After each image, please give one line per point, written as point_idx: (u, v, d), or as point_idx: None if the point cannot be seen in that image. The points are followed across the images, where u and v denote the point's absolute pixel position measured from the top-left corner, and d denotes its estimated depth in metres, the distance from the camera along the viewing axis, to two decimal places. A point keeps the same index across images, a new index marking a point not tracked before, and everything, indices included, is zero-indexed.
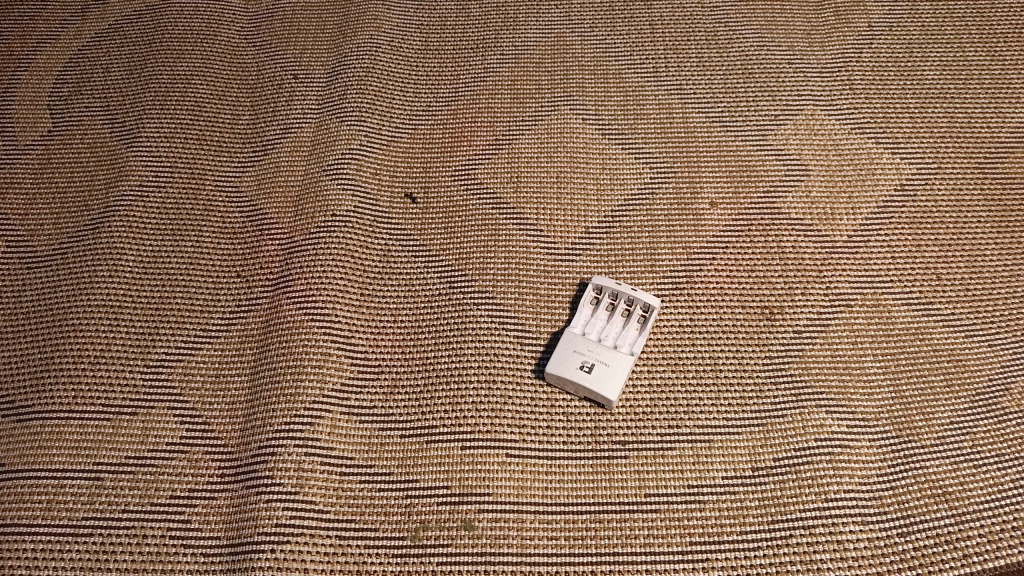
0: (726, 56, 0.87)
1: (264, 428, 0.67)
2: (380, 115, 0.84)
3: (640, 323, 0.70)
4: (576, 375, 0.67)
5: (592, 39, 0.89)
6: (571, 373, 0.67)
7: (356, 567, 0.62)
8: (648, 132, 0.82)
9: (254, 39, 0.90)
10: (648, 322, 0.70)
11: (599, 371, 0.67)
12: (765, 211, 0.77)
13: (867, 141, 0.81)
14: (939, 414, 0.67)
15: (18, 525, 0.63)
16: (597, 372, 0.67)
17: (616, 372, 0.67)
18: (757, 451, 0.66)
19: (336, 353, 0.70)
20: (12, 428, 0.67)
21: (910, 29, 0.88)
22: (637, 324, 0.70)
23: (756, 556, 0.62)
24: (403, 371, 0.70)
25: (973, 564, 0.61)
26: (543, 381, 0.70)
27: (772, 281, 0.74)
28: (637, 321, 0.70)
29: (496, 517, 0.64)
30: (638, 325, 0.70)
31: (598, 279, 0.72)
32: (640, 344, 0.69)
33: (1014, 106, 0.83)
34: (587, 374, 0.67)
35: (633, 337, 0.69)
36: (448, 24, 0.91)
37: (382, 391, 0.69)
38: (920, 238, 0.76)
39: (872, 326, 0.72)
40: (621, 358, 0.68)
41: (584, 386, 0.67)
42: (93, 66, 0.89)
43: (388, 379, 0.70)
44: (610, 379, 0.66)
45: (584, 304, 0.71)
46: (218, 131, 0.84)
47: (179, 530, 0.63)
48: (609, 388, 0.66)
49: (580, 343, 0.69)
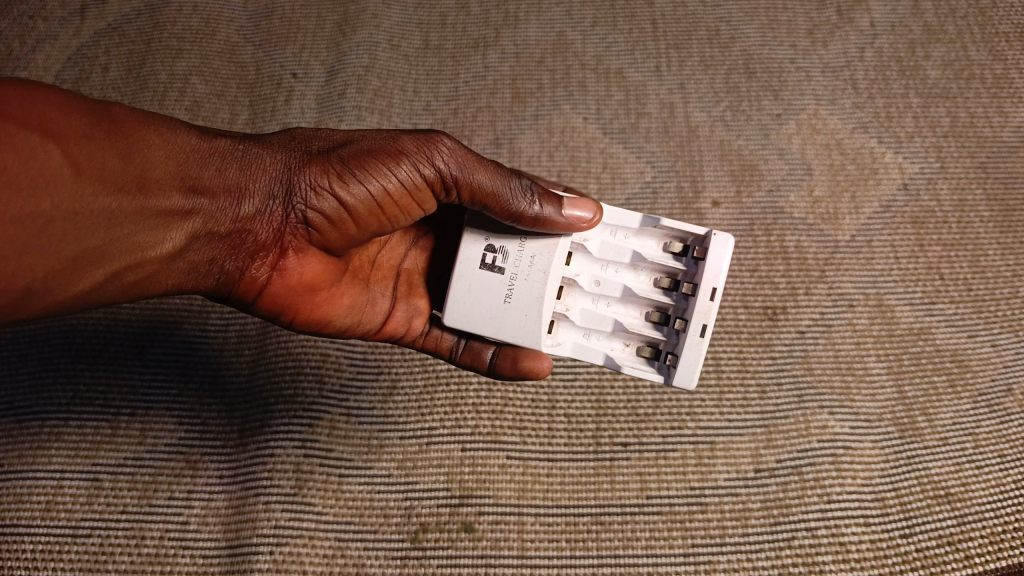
0: (728, 54, 0.86)
1: (263, 427, 0.67)
2: (379, 114, 0.84)
3: (695, 258, 0.55)
4: (497, 295, 0.55)
5: (593, 38, 0.87)
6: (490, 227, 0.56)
7: (355, 568, 0.62)
8: (649, 132, 0.82)
9: (253, 38, 0.89)
10: (695, 338, 0.52)
11: (512, 312, 0.55)
12: (767, 211, 0.77)
13: (870, 141, 0.81)
14: (943, 414, 0.67)
15: (16, 526, 0.63)
16: (507, 299, 0.55)
17: (519, 317, 0.54)
18: (759, 453, 0.65)
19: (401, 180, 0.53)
20: (11, 428, 0.67)
21: (913, 28, 0.87)
22: (664, 244, 0.56)
23: (759, 559, 0.61)
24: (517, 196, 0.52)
25: (974, 565, 0.61)
26: (484, 274, 0.55)
27: (774, 281, 0.73)
28: (698, 228, 0.55)
29: (496, 519, 0.63)
30: (675, 249, 0.56)
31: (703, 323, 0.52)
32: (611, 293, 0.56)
33: (1016, 106, 0.82)
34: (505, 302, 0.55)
35: (627, 298, 0.55)
36: (448, 22, 0.89)
37: (388, 157, 0.52)
38: (923, 237, 0.75)
39: (874, 326, 0.71)
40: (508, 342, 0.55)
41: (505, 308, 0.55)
42: (92, 63, 0.88)
43: (419, 152, 0.53)
44: (513, 321, 0.54)
45: (662, 298, 0.55)
46: (218, 131, 0.84)
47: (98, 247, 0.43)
48: (506, 326, 0.55)
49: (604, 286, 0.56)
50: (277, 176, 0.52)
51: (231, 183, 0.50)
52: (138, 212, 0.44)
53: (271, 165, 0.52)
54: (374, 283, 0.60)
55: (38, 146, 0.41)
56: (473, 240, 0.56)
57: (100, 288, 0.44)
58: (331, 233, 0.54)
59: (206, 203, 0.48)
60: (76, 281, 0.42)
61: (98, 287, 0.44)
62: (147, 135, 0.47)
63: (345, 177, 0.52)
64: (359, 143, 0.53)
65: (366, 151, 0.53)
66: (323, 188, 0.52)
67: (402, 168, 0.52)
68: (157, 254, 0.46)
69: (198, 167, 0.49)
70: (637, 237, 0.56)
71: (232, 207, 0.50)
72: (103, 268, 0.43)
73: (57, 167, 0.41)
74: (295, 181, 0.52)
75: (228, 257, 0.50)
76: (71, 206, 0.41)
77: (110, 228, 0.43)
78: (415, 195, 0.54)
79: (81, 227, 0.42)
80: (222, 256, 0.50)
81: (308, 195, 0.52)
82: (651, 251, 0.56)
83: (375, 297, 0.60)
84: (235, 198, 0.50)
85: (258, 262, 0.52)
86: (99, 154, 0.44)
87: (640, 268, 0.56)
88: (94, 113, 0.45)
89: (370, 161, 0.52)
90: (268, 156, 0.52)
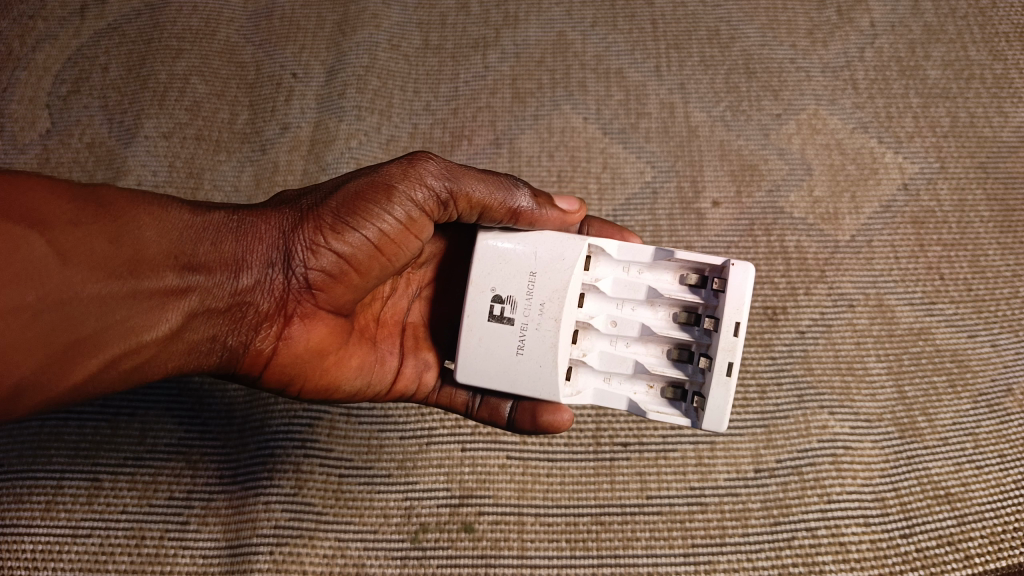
0: (728, 54, 0.86)
1: (263, 427, 0.67)
2: (379, 114, 0.84)
3: (715, 291, 0.53)
4: (508, 346, 0.54)
5: (593, 38, 0.87)
6: (496, 272, 0.54)
7: (355, 568, 0.62)
8: (649, 132, 0.82)
9: (253, 38, 0.89)
10: (721, 378, 0.51)
11: (525, 364, 0.53)
12: (767, 211, 0.77)
13: (870, 141, 0.81)
14: (943, 414, 0.67)
15: (16, 526, 0.63)
16: (519, 351, 0.53)
17: (533, 369, 0.53)
18: (760, 453, 0.65)
19: (396, 215, 0.52)
20: (11, 428, 0.67)
21: (913, 28, 0.87)
22: (681, 276, 0.55)
23: (759, 559, 0.62)
24: (515, 190, 0.55)
25: (974, 565, 0.61)
26: (494, 324, 0.54)
27: (774, 281, 0.73)
28: (713, 258, 0.53)
29: (496, 519, 0.63)
30: (692, 281, 0.54)
31: (728, 361, 0.51)
32: (630, 332, 0.54)
33: (1016, 106, 0.82)
34: (517, 353, 0.53)
35: (646, 336, 0.54)
36: (448, 22, 0.89)
37: (380, 198, 0.52)
38: (923, 237, 0.75)
39: (874, 326, 0.71)
40: (524, 394, 0.54)
41: (518, 360, 0.53)
42: (92, 63, 0.88)
43: (409, 187, 0.52)
44: (528, 373, 0.53)
45: (684, 335, 0.53)
46: (218, 131, 0.84)
47: (86, 335, 0.42)
48: (519, 380, 0.53)
49: (622, 324, 0.55)
50: (273, 242, 0.51)
51: (225, 254, 0.49)
52: (130, 295, 0.44)
53: (265, 231, 0.51)
54: (384, 342, 0.59)
55: (21, 239, 0.41)
56: (479, 291, 0.54)
57: (94, 379, 0.43)
58: (335, 290, 0.52)
59: (201, 280, 0.48)
60: (69, 371, 0.42)
61: (93, 377, 0.43)
62: (138, 216, 0.47)
63: (339, 231, 0.51)
64: (348, 185, 0.52)
65: (355, 194, 0.52)
66: (318, 246, 0.51)
67: (395, 206, 0.52)
68: (154, 336, 0.45)
69: (191, 242, 0.48)
70: (652, 270, 0.55)
71: (228, 279, 0.49)
72: (93, 355, 0.43)
73: (41, 259, 0.41)
74: (290, 244, 0.51)
75: (229, 333, 0.49)
76: (59, 294, 0.42)
77: (97, 315, 0.43)
78: (412, 227, 0.53)
79: (68, 316, 0.42)
80: (224, 331, 0.49)
81: (303, 257, 0.51)
82: (668, 285, 0.55)
83: (385, 356, 0.58)
84: (230, 268, 0.49)
85: (264, 333, 0.50)
86: (88, 240, 0.44)
87: (658, 304, 0.55)
88: (82, 199, 0.46)
89: (363, 208, 0.51)
90: (263, 223, 0.51)
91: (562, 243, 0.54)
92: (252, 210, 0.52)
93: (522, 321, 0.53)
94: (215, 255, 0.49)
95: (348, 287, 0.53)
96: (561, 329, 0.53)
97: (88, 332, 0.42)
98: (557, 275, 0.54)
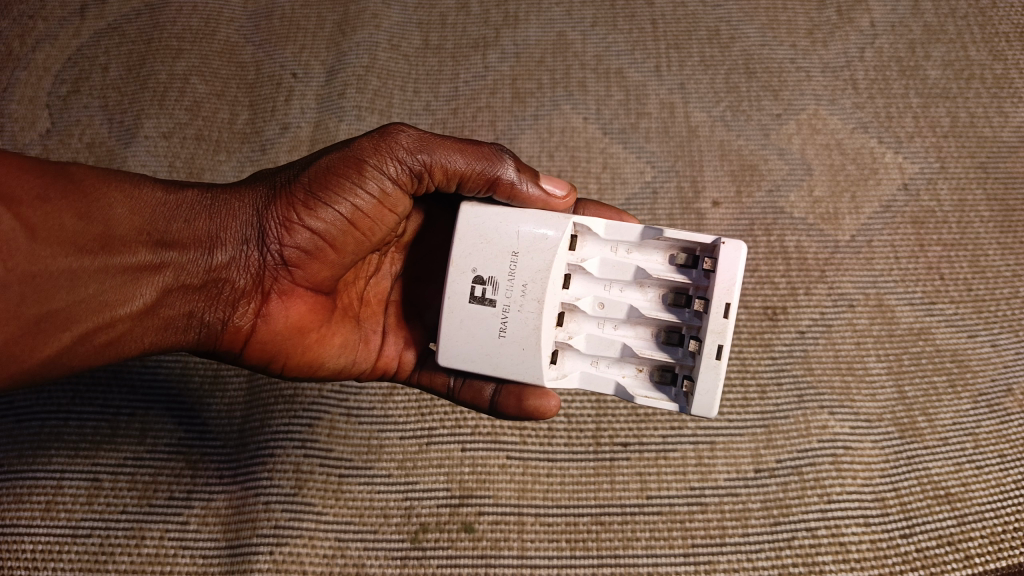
0: (728, 55, 0.86)
1: (263, 427, 0.67)
2: (379, 113, 0.84)
3: (705, 271, 0.52)
4: (491, 328, 0.53)
5: (593, 38, 0.87)
6: (477, 253, 0.53)
7: (355, 569, 0.62)
8: (649, 132, 0.82)
9: (253, 38, 0.89)
10: (711, 361, 0.51)
11: (508, 346, 0.52)
12: (767, 211, 0.77)
13: (869, 141, 0.81)
14: (943, 415, 0.67)
15: (15, 526, 0.63)
16: (502, 334, 0.53)
17: (516, 352, 0.52)
18: (760, 453, 0.65)
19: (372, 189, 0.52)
20: (10, 428, 0.67)
21: (913, 28, 0.87)
22: (670, 256, 0.54)
23: (759, 559, 0.62)
24: (498, 160, 0.54)
25: (974, 565, 0.61)
26: (475, 306, 0.53)
27: (774, 281, 0.73)
28: (704, 237, 0.52)
29: (496, 519, 0.63)
30: (682, 261, 0.53)
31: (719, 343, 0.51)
32: (619, 315, 0.54)
33: (1015, 106, 0.82)
34: (499, 335, 0.53)
35: (634, 318, 0.54)
36: (448, 22, 0.89)
37: (352, 176, 0.52)
38: (923, 237, 0.75)
39: (874, 326, 0.71)
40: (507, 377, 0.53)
41: (500, 342, 0.53)
42: (91, 63, 0.88)
43: (381, 163, 0.52)
44: (510, 356, 0.52)
45: (674, 316, 0.53)
46: (218, 131, 0.84)
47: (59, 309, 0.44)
48: (502, 362, 0.53)
49: (611, 306, 0.54)
50: (245, 218, 0.51)
51: (196, 231, 0.50)
52: (101, 269, 0.45)
53: (238, 208, 0.52)
54: (366, 321, 0.59)
55: None
56: (460, 272, 0.53)
57: (68, 353, 0.45)
58: (312, 267, 0.53)
59: (174, 257, 0.49)
60: (42, 344, 0.44)
61: (68, 350, 0.45)
62: (107, 195, 0.48)
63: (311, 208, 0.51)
64: (320, 161, 0.52)
65: (327, 169, 0.52)
66: (291, 223, 0.51)
67: (368, 182, 0.52)
68: (126, 312, 0.46)
69: (161, 221, 0.49)
70: (641, 251, 0.54)
71: (201, 254, 0.50)
72: (67, 329, 0.44)
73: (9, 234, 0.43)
74: (262, 221, 0.51)
75: (206, 310, 0.50)
76: (29, 268, 0.43)
77: (68, 289, 0.44)
78: (387, 202, 0.53)
79: (39, 290, 0.43)
80: (200, 307, 0.50)
81: (276, 233, 0.51)
82: (657, 266, 0.54)
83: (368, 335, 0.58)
84: (201, 245, 0.50)
85: (242, 309, 0.51)
86: (56, 215, 0.45)
87: (647, 286, 0.54)
88: (49, 175, 0.47)
89: (335, 185, 0.51)
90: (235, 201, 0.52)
91: (545, 221, 0.53)
92: (226, 189, 0.53)
93: (504, 302, 0.53)
94: (188, 231, 0.50)
95: (325, 263, 0.53)
96: (545, 312, 0.52)
97: (58, 306, 0.44)
98: (540, 255, 0.52)
